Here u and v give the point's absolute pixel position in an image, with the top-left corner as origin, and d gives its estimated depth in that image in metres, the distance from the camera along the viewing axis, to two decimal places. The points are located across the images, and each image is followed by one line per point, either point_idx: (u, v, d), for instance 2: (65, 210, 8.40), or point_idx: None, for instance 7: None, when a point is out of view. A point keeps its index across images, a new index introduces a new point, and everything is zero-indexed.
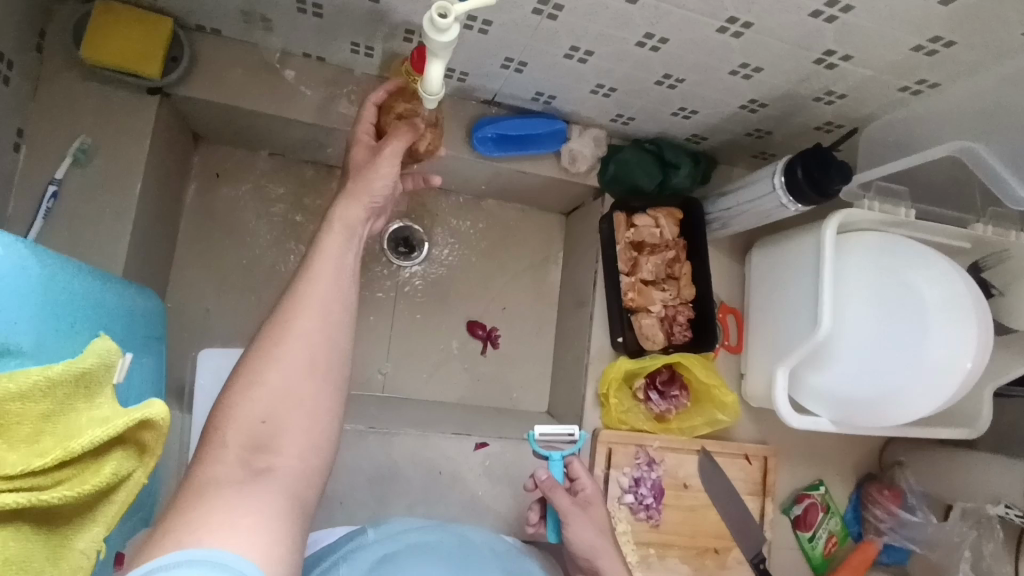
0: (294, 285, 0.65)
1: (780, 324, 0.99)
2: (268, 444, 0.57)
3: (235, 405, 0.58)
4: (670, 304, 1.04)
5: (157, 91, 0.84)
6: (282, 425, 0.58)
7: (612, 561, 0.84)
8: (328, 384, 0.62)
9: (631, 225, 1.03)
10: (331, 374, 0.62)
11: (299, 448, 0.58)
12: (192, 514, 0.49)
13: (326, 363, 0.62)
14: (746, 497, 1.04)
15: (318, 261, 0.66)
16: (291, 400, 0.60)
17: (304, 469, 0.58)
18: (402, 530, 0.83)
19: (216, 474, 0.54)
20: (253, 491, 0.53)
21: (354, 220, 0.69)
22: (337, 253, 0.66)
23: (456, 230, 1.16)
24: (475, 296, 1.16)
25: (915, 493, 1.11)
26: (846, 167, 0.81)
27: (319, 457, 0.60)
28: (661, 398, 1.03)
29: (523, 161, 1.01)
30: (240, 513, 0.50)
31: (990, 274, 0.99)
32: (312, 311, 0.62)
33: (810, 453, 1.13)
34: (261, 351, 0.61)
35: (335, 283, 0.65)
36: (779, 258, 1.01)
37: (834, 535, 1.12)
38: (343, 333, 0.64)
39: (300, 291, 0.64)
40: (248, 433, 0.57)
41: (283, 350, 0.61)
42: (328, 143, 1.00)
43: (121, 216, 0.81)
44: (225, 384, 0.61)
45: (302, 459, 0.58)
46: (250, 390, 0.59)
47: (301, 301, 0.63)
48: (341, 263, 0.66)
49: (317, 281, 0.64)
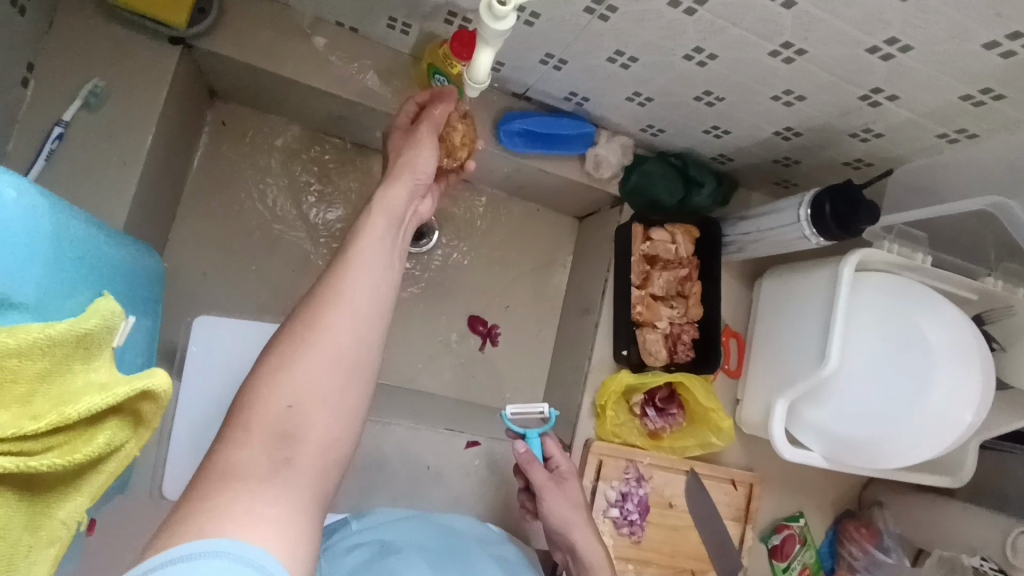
0: (331, 271, 0.63)
1: (787, 355, 0.98)
2: (292, 432, 0.55)
3: (263, 389, 0.55)
4: (676, 322, 1.03)
5: (179, 41, 0.81)
6: (309, 414, 0.56)
7: (586, 535, 0.85)
8: (352, 372, 0.59)
9: (647, 238, 1.02)
10: (359, 365, 0.60)
11: (322, 439, 0.56)
12: (216, 502, 0.47)
13: (354, 351, 0.60)
14: (729, 522, 1.04)
15: (358, 248, 0.65)
16: (318, 387, 0.57)
17: (324, 464, 0.55)
18: (386, 522, 0.80)
19: (241, 461, 0.51)
20: (276, 486, 0.51)
21: (394, 206, 0.70)
22: (376, 242, 0.66)
23: (467, 223, 1.13)
24: (479, 292, 1.14)
25: (892, 535, 1.11)
26: (874, 208, 0.81)
27: (339, 452, 0.57)
28: (658, 415, 1.01)
29: (546, 160, 1.00)
30: (267, 505, 0.49)
31: (993, 327, 0.98)
32: (349, 297, 0.61)
33: (794, 485, 1.13)
34: (295, 334, 0.59)
35: (371, 269, 0.63)
36: (791, 287, 1.00)
37: (807, 567, 1.13)
38: (374, 321, 0.62)
39: (339, 278, 0.62)
40: (273, 420, 0.54)
41: (316, 335, 0.58)
42: (350, 117, 0.97)
43: (128, 168, 0.78)
44: (256, 366, 0.59)
45: (324, 453, 0.56)
46: (280, 374, 0.56)
47: (336, 287, 0.61)
48: (380, 251, 0.66)
49: (356, 268, 0.63)
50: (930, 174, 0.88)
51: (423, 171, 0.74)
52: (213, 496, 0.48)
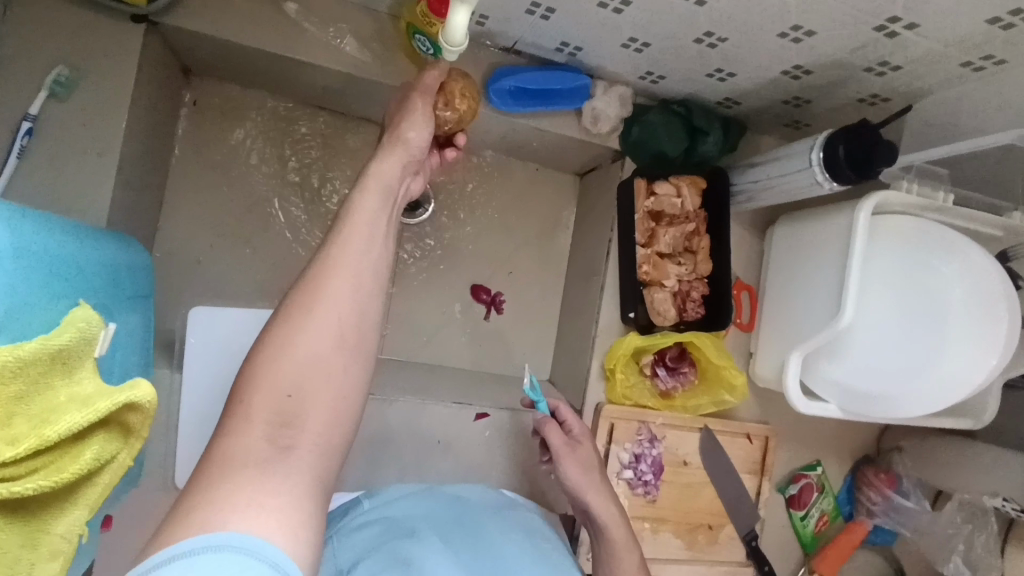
0: (325, 249, 0.59)
1: (802, 308, 0.94)
2: (291, 418, 0.51)
3: (261, 375, 0.52)
4: (685, 279, 1.00)
5: (142, 19, 0.76)
6: (310, 398, 0.52)
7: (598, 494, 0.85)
8: (358, 357, 0.56)
9: (651, 193, 0.97)
10: (361, 346, 0.56)
11: (324, 424, 0.52)
12: (215, 493, 0.45)
13: (356, 330, 0.56)
14: (745, 475, 1.04)
15: (353, 221, 0.60)
16: (320, 371, 0.53)
17: (327, 448, 0.52)
18: (395, 499, 0.78)
19: (240, 450, 0.48)
20: (275, 474, 0.47)
21: (391, 177, 0.66)
22: (371, 213, 0.61)
23: (464, 190, 1.10)
24: (482, 259, 1.11)
25: (910, 478, 1.11)
26: (892, 148, 0.75)
27: (342, 434, 0.54)
28: (669, 374, 0.99)
29: (541, 118, 0.95)
30: (268, 494, 0.46)
31: (1018, 264, 0.94)
32: (343, 273, 0.57)
33: (811, 435, 1.12)
34: (290, 316, 0.55)
35: (366, 243, 0.59)
36: (806, 236, 0.96)
37: (825, 514, 1.13)
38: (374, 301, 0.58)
39: (331, 255, 0.58)
40: (273, 407, 0.51)
41: (314, 316, 0.55)
42: (333, 86, 0.92)
43: (105, 158, 0.75)
44: (251, 352, 0.55)
45: (326, 437, 0.52)
46: (276, 359, 0.53)
47: (332, 263, 0.57)
48: (374, 223, 0.61)
49: (352, 243, 0.59)
50: (954, 106, 0.82)
51: (417, 145, 0.69)
52: (217, 485, 0.45)
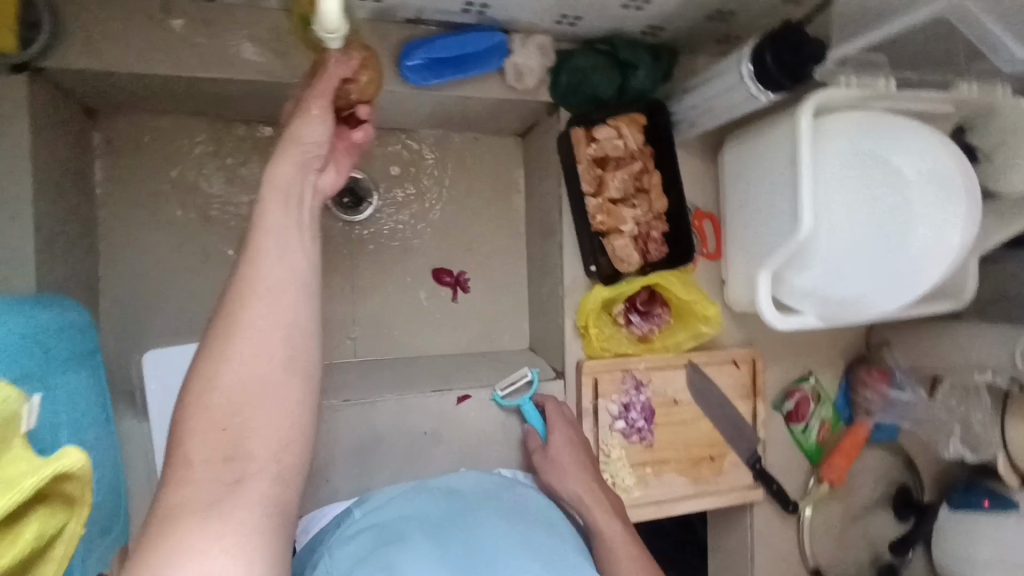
0: (236, 270, 0.58)
1: (762, 225, 0.93)
2: (233, 451, 0.51)
3: (190, 415, 0.51)
4: (643, 220, 0.97)
5: (23, 68, 0.72)
6: (250, 427, 0.52)
7: (574, 475, 0.85)
8: (294, 373, 0.55)
9: (592, 139, 0.95)
10: (295, 363, 0.56)
11: (271, 448, 0.52)
12: (160, 552, 0.44)
13: (287, 348, 0.56)
14: (739, 402, 1.04)
15: (258, 239, 0.59)
16: (254, 398, 0.53)
17: (280, 472, 0.52)
18: (390, 502, 0.78)
19: (182, 497, 0.47)
20: (223, 513, 0.47)
21: (287, 178, 0.63)
22: (279, 226, 0.60)
23: (407, 175, 1.06)
24: (438, 242, 1.08)
25: (902, 370, 1.11)
26: (818, 47, 0.72)
27: (295, 455, 0.53)
28: (643, 319, 0.98)
29: (465, 86, 0.91)
30: (219, 536, 0.45)
31: (974, 138, 0.95)
32: (260, 294, 0.57)
33: (799, 348, 1.12)
34: (213, 346, 0.55)
35: (278, 257, 0.58)
36: (753, 152, 0.94)
37: (826, 422, 1.12)
38: (296, 312, 0.57)
39: (246, 277, 0.57)
40: (213, 445, 0.50)
41: (234, 343, 0.54)
42: (244, 96, 0.88)
43: (18, 220, 0.72)
44: (180, 393, 0.54)
45: (278, 461, 0.52)
46: (206, 394, 0.52)
47: (248, 285, 0.57)
48: (285, 234, 0.60)
49: (265, 262, 0.58)
50: None
51: (311, 141, 0.64)
52: (162, 538, 0.45)
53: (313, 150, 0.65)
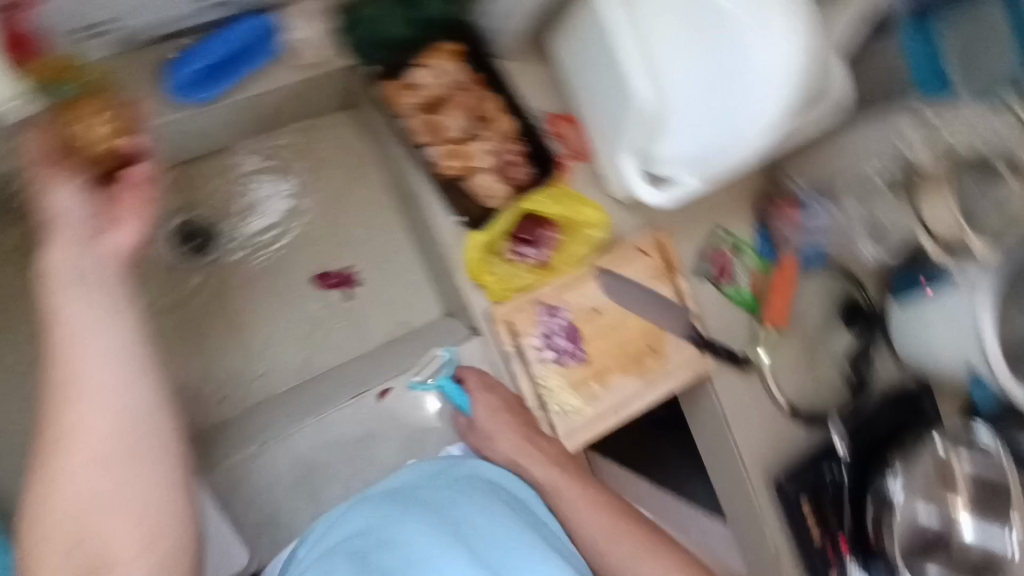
0: (47, 376, 0.56)
1: (613, 108, 0.87)
2: (97, 562, 0.53)
3: (38, 543, 0.52)
4: (495, 148, 0.90)
5: None
6: (104, 533, 0.53)
7: (507, 437, 0.90)
8: (142, 461, 0.56)
9: (407, 87, 0.87)
10: (139, 453, 0.56)
11: (135, 547, 0.54)
12: None
13: (123, 447, 0.55)
14: (659, 286, 1.02)
15: (56, 332, 0.56)
16: (102, 505, 0.54)
17: (155, 566, 0.54)
18: (328, 529, 0.74)
19: None
20: None
21: (71, 260, 0.59)
22: (78, 320, 0.56)
23: (251, 190, 1.00)
24: (309, 246, 1.01)
25: (807, 194, 1.08)
26: None
27: (167, 540, 0.56)
28: (532, 247, 0.93)
29: (251, 84, 0.84)
30: None
31: None
32: (78, 398, 0.55)
33: (702, 210, 1.09)
34: (42, 468, 0.54)
35: (84, 356, 0.56)
36: (581, 33, 0.86)
37: (754, 270, 1.10)
38: (115, 381, 0.56)
39: (55, 383, 0.55)
40: (73, 561, 0.52)
41: (64, 457, 0.53)
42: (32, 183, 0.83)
43: None
44: (23, 522, 0.55)
45: (150, 556, 0.54)
46: (49, 515, 0.53)
47: (60, 390, 0.55)
48: (85, 325, 0.57)
49: (73, 358, 0.55)
50: None
51: (71, 215, 0.61)
52: None
53: (83, 227, 0.62)
